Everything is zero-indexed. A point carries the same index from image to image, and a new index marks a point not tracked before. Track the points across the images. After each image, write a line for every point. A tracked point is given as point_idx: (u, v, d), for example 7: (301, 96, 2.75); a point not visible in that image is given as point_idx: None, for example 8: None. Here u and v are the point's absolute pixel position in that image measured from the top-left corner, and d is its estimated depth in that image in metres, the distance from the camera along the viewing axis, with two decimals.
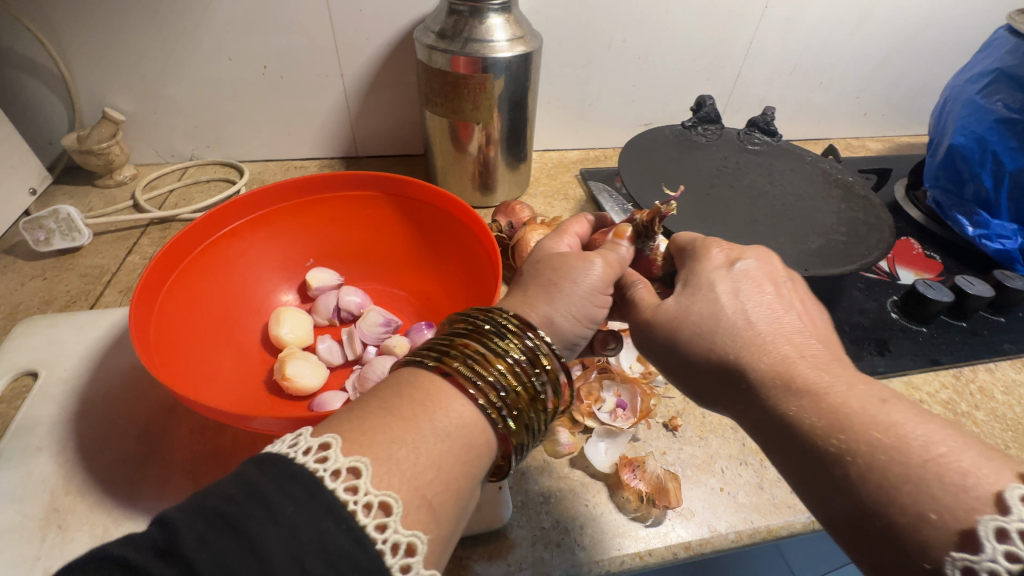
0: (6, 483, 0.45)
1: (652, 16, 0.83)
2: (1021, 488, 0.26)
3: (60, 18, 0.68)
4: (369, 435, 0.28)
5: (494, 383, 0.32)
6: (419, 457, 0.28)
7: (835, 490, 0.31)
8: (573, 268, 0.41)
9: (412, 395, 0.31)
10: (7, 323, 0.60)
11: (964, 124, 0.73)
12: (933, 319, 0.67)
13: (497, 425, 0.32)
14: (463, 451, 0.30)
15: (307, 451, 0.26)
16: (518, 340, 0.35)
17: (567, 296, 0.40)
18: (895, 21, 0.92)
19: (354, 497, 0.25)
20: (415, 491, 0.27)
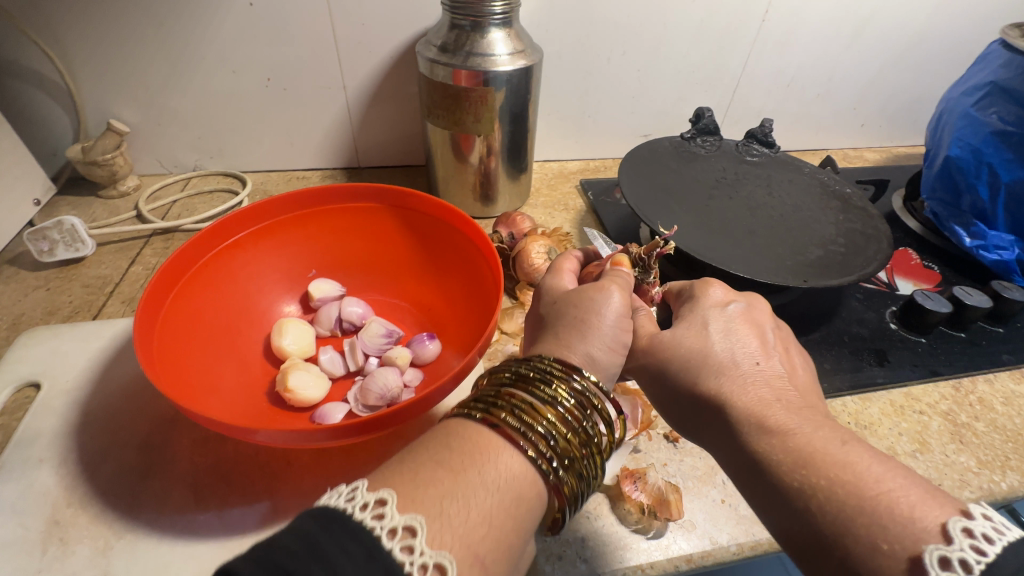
0: (7, 496, 0.45)
1: (650, 29, 0.84)
2: (964, 521, 0.27)
3: (67, 31, 0.69)
4: (422, 491, 0.29)
5: (544, 433, 0.33)
6: (470, 514, 0.29)
7: (789, 517, 0.33)
8: (595, 302, 0.42)
9: (464, 450, 0.32)
10: (9, 334, 0.60)
11: (959, 136, 0.74)
12: (931, 329, 0.68)
13: (549, 476, 0.32)
14: (515, 505, 0.31)
15: (364, 506, 0.27)
16: (566, 384, 0.36)
17: (596, 329, 0.40)
18: (890, 34, 0.93)
19: (410, 557, 0.25)
20: (467, 548, 0.28)
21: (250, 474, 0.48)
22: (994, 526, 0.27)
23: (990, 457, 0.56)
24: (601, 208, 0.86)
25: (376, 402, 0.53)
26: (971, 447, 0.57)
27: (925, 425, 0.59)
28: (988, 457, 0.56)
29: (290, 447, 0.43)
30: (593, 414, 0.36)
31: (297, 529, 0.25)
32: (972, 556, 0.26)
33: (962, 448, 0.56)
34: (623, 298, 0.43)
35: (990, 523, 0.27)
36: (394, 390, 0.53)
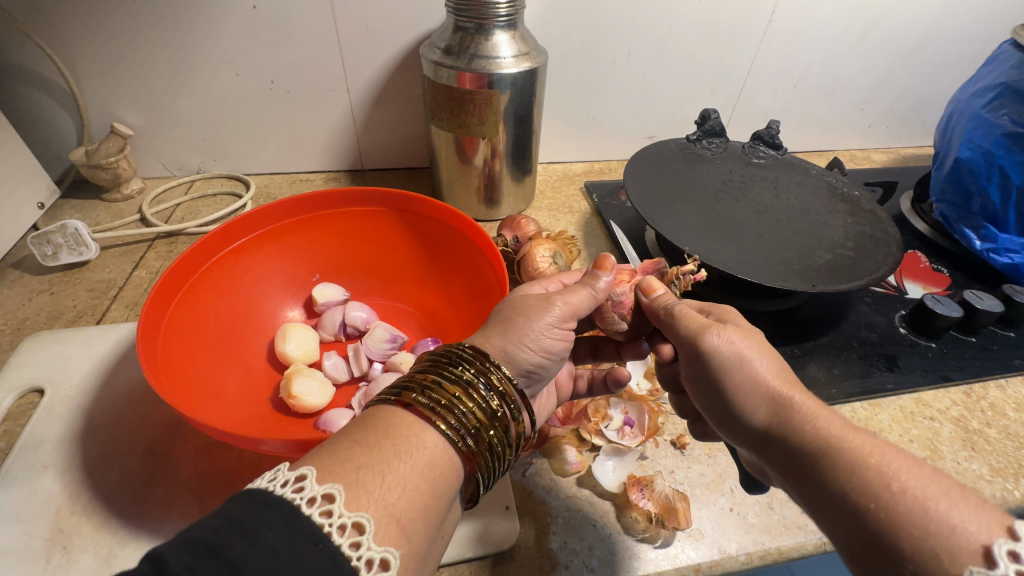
0: (11, 503, 0.44)
1: (656, 30, 0.83)
2: (1010, 544, 0.25)
3: (70, 34, 0.69)
4: (339, 465, 0.28)
5: (454, 408, 0.33)
6: (384, 480, 0.28)
7: (832, 514, 0.31)
8: (530, 306, 0.41)
9: (379, 427, 0.31)
10: (13, 338, 0.60)
11: (969, 138, 0.73)
12: (942, 334, 0.67)
13: (459, 445, 0.32)
14: (429, 471, 0.30)
15: (311, 501, 0.25)
16: (474, 369, 0.36)
17: (521, 330, 0.40)
18: (898, 34, 0.92)
19: (329, 519, 0.25)
20: (384, 509, 0.27)
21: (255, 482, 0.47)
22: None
23: (1003, 464, 0.55)
24: (606, 210, 0.86)
25: None
26: (983, 454, 0.56)
27: (936, 431, 0.58)
28: (1001, 465, 0.55)
29: (295, 456, 0.42)
30: (499, 392, 0.36)
31: (243, 521, 0.24)
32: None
33: (974, 455, 0.56)
34: (564, 308, 0.42)
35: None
36: None
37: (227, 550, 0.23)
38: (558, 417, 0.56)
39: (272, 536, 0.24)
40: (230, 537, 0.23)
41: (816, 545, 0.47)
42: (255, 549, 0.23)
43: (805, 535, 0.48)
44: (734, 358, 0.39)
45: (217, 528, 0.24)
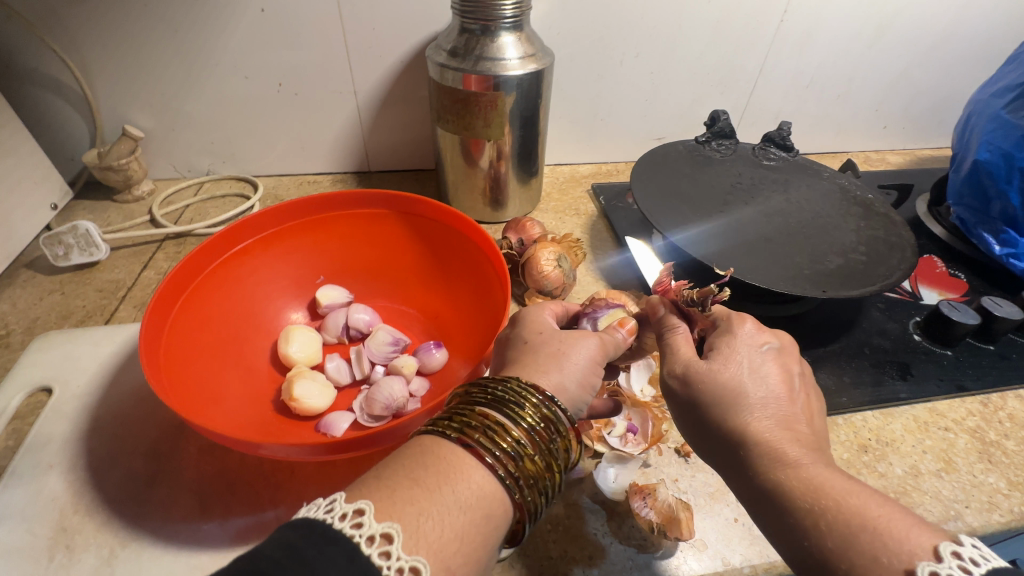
0: (18, 501, 0.45)
1: (664, 31, 0.82)
2: (931, 565, 0.27)
3: (82, 37, 0.70)
4: (400, 505, 0.28)
5: (514, 455, 0.32)
6: (444, 530, 0.28)
7: (777, 536, 0.34)
8: (572, 341, 0.40)
9: (436, 466, 0.30)
10: (25, 338, 0.61)
11: (989, 139, 0.71)
12: (958, 342, 0.65)
13: (515, 493, 0.31)
14: (484, 524, 0.30)
15: (370, 540, 0.26)
16: (536, 409, 0.34)
17: (569, 366, 0.39)
18: (915, 34, 0.90)
19: (387, 561, 0.25)
20: (438, 561, 0.27)
21: (254, 484, 0.48)
22: (962, 565, 0.26)
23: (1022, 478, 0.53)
24: (613, 213, 0.85)
25: (381, 412, 0.52)
26: (1001, 467, 0.54)
27: (951, 443, 0.56)
28: (1020, 478, 0.53)
29: (295, 460, 0.42)
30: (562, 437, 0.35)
31: (302, 553, 0.24)
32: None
33: (992, 468, 0.54)
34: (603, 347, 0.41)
35: (956, 564, 0.26)
36: (400, 400, 0.52)
37: None
38: None
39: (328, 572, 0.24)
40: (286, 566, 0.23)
41: None
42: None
43: None
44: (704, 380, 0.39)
45: (279, 559, 0.24)
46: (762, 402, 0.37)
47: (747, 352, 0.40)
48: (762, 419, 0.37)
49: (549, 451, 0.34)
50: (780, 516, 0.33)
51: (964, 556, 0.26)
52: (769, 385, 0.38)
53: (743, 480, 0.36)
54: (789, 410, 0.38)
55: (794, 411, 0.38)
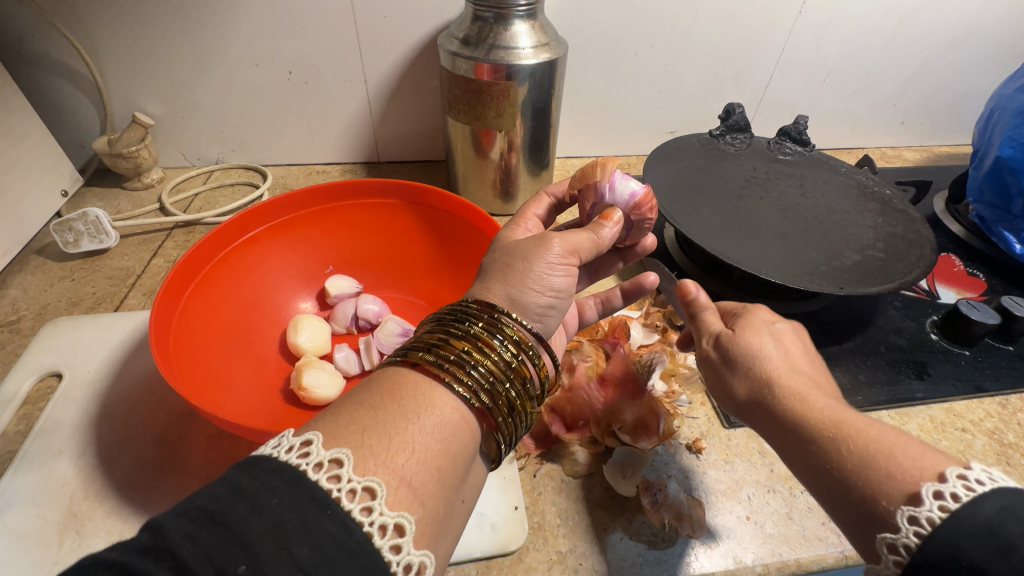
0: (29, 485, 0.45)
1: (681, 21, 0.81)
2: (936, 485, 0.28)
3: (93, 23, 0.69)
4: (345, 428, 0.27)
5: (462, 364, 0.32)
6: (393, 441, 0.27)
7: (804, 470, 0.34)
8: (527, 249, 0.39)
9: (383, 388, 0.31)
10: (35, 324, 0.61)
11: (1012, 135, 0.69)
12: (976, 341, 0.64)
13: (471, 401, 0.31)
14: (444, 432, 0.29)
15: (318, 466, 0.25)
16: (481, 322, 0.36)
17: (523, 274, 0.38)
18: (936, 27, 0.88)
19: (337, 484, 0.24)
20: (394, 473, 0.26)
21: None
22: (964, 485, 0.27)
23: None
24: None
25: None
26: (1020, 468, 0.53)
27: (969, 444, 0.55)
28: None
29: None
30: (516, 343, 0.36)
31: (246, 488, 0.23)
32: (913, 540, 0.27)
33: (1009, 470, 0.53)
34: (563, 245, 0.40)
35: (960, 483, 0.28)
36: None
37: (209, 506, 0.22)
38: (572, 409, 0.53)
39: (277, 502, 0.23)
40: (232, 505, 0.22)
41: (837, 559, 0.46)
42: (258, 518, 0.22)
43: (825, 547, 0.46)
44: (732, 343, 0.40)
45: (219, 495, 0.23)
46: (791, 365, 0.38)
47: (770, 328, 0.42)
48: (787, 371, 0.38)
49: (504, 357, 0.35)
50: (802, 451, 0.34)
51: (969, 477, 0.28)
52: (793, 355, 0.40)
53: (770, 424, 0.37)
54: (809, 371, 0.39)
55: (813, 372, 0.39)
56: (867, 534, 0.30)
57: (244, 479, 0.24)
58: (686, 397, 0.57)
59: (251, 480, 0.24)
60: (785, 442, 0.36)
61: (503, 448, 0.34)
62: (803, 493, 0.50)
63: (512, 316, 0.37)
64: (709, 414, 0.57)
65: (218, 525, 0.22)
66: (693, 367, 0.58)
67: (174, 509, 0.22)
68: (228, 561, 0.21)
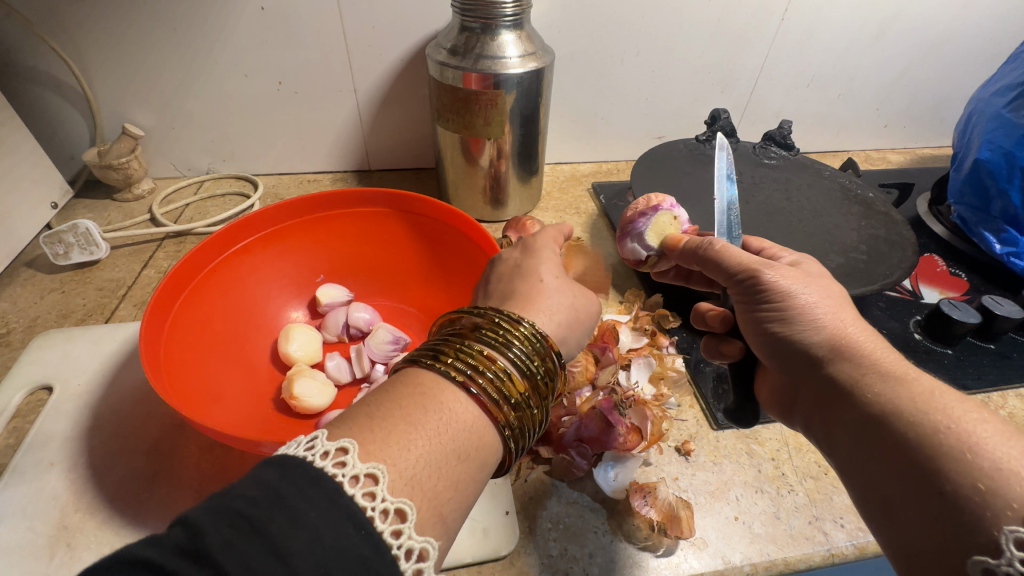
0: (20, 498, 0.45)
1: (666, 29, 0.82)
2: None
3: (82, 35, 0.70)
4: (405, 457, 0.27)
5: (493, 375, 0.33)
6: (428, 465, 0.28)
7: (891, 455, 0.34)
8: (551, 269, 0.44)
9: (414, 398, 0.30)
10: (25, 337, 0.61)
11: (990, 138, 0.71)
12: (958, 341, 0.65)
13: (498, 418, 0.32)
14: (475, 451, 0.30)
15: (354, 480, 0.25)
16: (517, 333, 0.36)
17: (554, 291, 0.42)
18: (917, 31, 0.90)
19: (372, 503, 0.25)
20: (425, 498, 0.27)
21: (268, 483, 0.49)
22: None
23: None
24: (613, 211, 0.85)
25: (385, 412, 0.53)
26: None
27: None
28: None
29: None
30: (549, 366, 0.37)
31: (283, 496, 0.23)
32: None
33: None
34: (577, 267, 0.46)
35: None
36: None
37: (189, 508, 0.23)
38: (561, 410, 0.53)
39: (314, 516, 0.23)
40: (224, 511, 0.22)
41: (824, 557, 0.46)
42: (296, 531, 0.22)
43: (812, 546, 0.47)
44: (792, 295, 0.42)
45: (255, 498, 0.23)
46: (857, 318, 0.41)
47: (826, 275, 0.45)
48: (861, 327, 0.40)
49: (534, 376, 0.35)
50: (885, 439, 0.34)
51: None
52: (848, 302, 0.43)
53: (851, 404, 0.37)
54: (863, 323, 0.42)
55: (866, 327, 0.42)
56: (958, 529, 0.29)
57: (281, 484, 0.24)
58: (675, 400, 0.58)
59: (288, 486, 0.24)
60: (866, 429, 0.36)
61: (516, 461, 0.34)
62: (791, 492, 0.51)
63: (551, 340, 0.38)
64: (697, 416, 0.57)
65: (258, 533, 0.22)
66: (681, 371, 0.58)
67: (207, 506, 0.23)
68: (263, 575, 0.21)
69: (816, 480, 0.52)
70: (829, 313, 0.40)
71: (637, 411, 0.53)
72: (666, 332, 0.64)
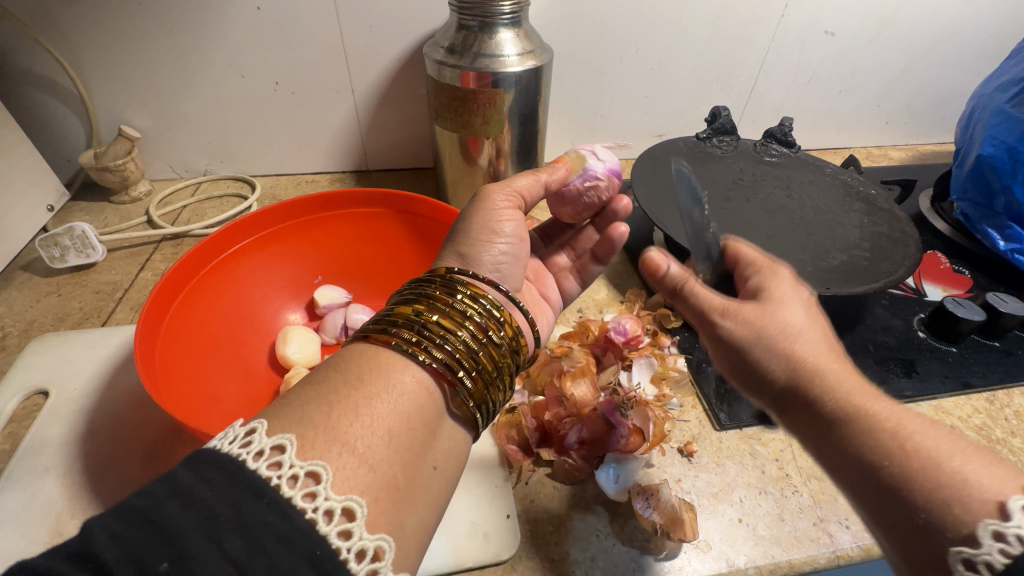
0: (14, 505, 0.45)
1: (666, 27, 0.81)
2: (996, 524, 0.27)
3: (77, 37, 0.69)
4: (288, 408, 0.29)
5: (407, 322, 0.35)
6: (331, 410, 0.29)
7: (874, 501, 0.33)
8: (473, 208, 0.47)
9: (333, 363, 0.33)
10: (21, 341, 0.60)
11: (993, 134, 0.70)
12: (963, 338, 0.64)
13: (420, 357, 0.33)
14: (375, 371, 0.32)
15: (259, 454, 0.25)
16: (434, 284, 0.39)
17: (466, 229, 0.45)
18: (918, 27, 0.89)
19: (279, 471, 0.25)
20: (337, 441, 0.28)
21: None
22: None
23: None
24: None
25: None
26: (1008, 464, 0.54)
27: None
28: None
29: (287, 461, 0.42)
30: (461, 291, 0.38)
31: (183, 484, 0.23)
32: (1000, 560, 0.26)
33: None
34: (505, 196, 0.47)
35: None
36: None
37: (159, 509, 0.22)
38: (562, 411, 0.53)
39: (210, 495, 0.23)
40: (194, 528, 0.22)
41: (829, 559, 0.46)
42: (188, 512, 0.22)
43: (817, 548, 0.46)
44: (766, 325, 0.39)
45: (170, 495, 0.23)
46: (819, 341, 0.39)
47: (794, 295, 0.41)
48: (820, 344, 0.38)
49: (460, 315, 0.37)
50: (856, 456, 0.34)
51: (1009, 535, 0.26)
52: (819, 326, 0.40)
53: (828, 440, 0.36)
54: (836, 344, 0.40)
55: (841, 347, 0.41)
56: (931, 555, 0.29)
57: (182, 473, 0.24)
58: (677, 400, 0.57)
59: (187, 474, 0.24)
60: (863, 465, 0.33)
61: (474, 408, 0.35)
62: (795, 494, 0.50)
63: (469, 272, 0.41)
64: (700, 417, 0.57)
65: (149, 522, 0.22)
66: (683, 371, 0.58)
67: None
68: (152, 560, 0.21)
69: (821, 480, 0.51)
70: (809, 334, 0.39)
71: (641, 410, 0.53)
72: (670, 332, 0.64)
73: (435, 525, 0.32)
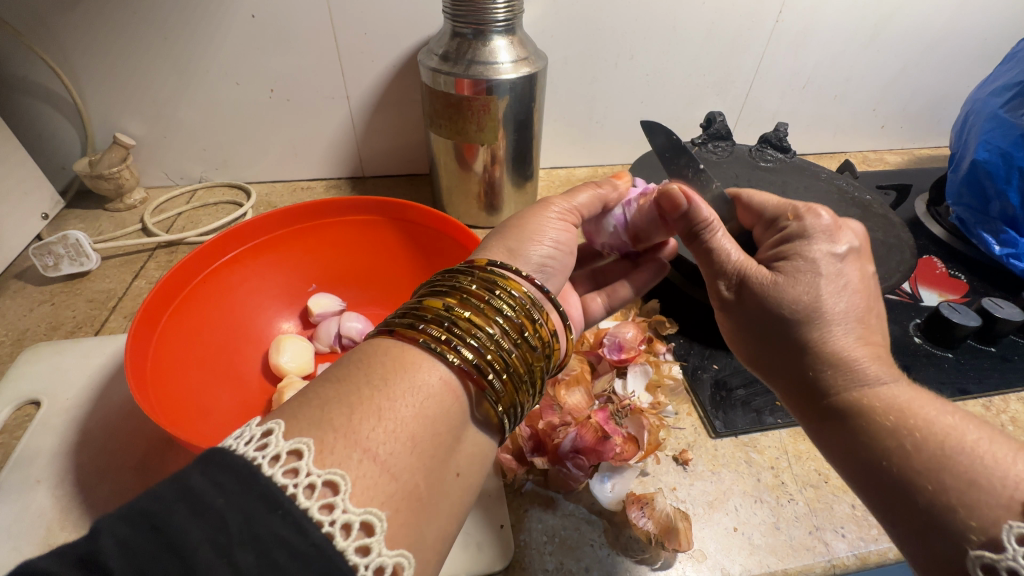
0: (6, 517, 0.45)
1: (660, 33, 0.82)
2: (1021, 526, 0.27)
3: (72, 46, 0.69)
4: (304, 408, 0.29)
5: (439, 318, 0.35)
6: (353, 412, 0.29)
7: (879, 492, 0.34)
8: (526, 211, 0.47)
9: (353, 359, 0.33)
10: (13, 350, 0.60)
11: (987, 139, 0.71)
12: (959, 344, 0.64)
13: (449, 359, 0.33)
14: (401, 371, 0.32)
15: (274, 460, 0.25)
16: (470, 278, 0.39)
17: (518, 228, 0.46)
18: (911, 32, 0.89)
19: (296, 479, 0.25)
20: (357, 446, 0.28)
21: None
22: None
23: None
24: None
25: None
26: None
27: None
28: None
29: None
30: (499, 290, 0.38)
31: (193, 488, 0.23)
32: None
33: None
34: (562, 205, 0.48)
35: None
36: None
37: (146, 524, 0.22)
38: (555, 418, 0.52)
39: (223, 503, 0.23)
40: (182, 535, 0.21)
41: (825, 568, 0.45)
42: (198, 520, 0.22)
43: (812, 557, 0.46)
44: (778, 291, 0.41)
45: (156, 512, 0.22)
46: (846, 312, 0.40)
47: (823, 259, 0.42)
48: (840, 311, 0.40)
49: (495, 313, 0.36)
50: (864, 451, 0.35)
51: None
52: (848, 295, 0.40)
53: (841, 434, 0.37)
54: (866, 317, 0.40)
55: (873, 318, 0.41)
56: (944, 546, 0.30)
57: (195, 476, 0.24)
58: (672, 408, 0.57)
59: (201, 478, 0.24)
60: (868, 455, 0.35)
61: (500, 411, 0.35)
62: (790, 502, 0.50)
63: (508, 266, 0.41)
64: (695, 424, 0.56)
65: (138, 520, 0.21)
66: (678, 379, 0.58)
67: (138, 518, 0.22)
68: None
69: (816, 488, 0.51)
70: (834, 304, 0.40)
71: (636, 420, 0.53)
72: (666, 339, 0.63)
73: (455, 534, 0.32)
